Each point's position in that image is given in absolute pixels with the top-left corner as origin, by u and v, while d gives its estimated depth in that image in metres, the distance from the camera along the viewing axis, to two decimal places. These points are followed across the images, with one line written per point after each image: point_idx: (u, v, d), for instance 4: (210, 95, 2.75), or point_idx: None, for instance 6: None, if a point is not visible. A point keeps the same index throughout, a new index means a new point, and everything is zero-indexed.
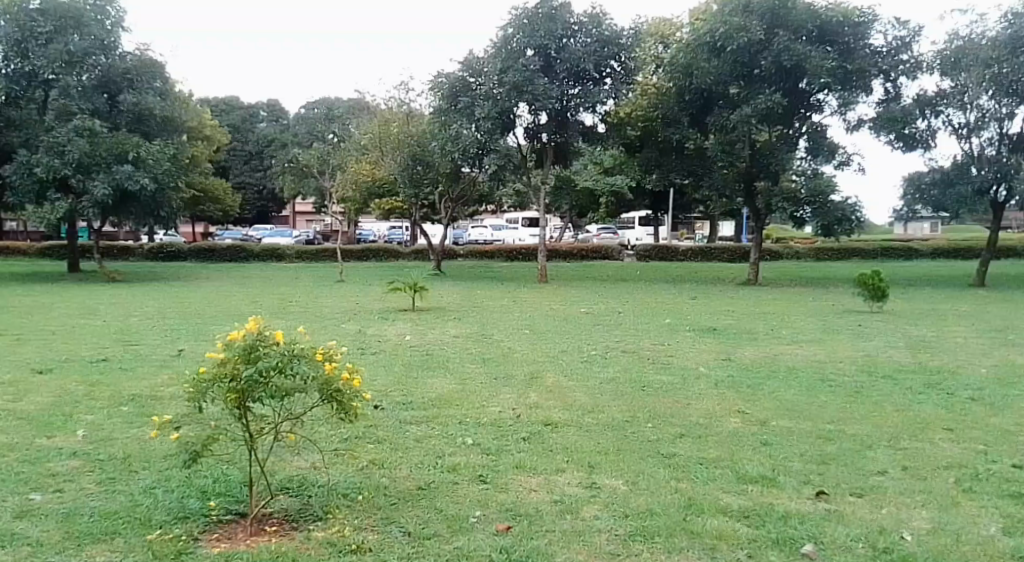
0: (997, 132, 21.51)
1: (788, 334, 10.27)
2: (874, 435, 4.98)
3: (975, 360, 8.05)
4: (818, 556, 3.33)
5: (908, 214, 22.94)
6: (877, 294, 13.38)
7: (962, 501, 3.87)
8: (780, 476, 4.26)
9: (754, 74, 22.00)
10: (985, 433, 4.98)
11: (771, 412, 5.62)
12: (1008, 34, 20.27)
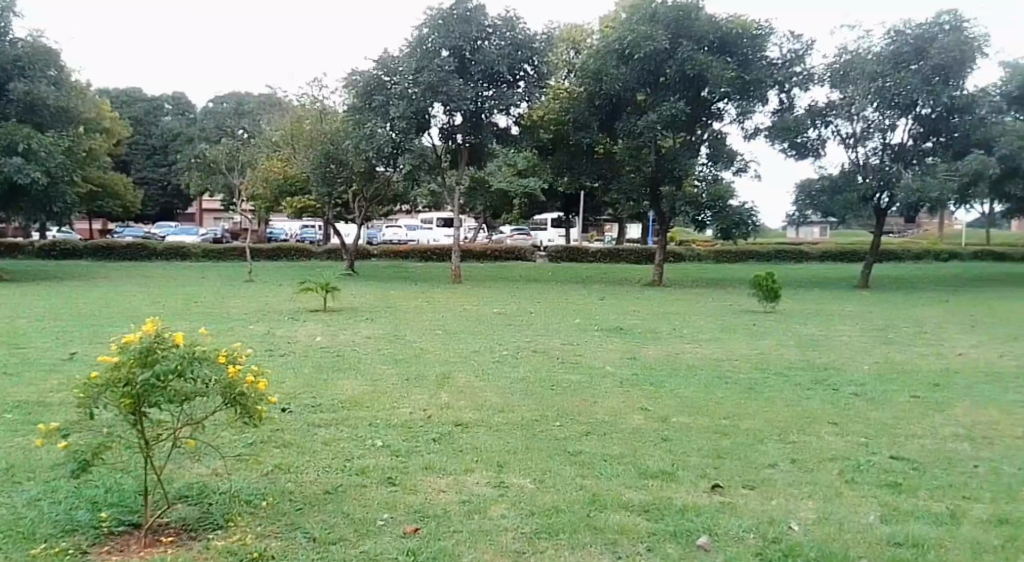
0: (881, 142, 22.86)
1: (690, 333, 10.66)
2: (767, 430, 5.23)
3: (857, 357, 8.60)
4: (714, 549, 3.46)
5: (800, 218, 24.62)
6: (770, 294, 14.05)
7: (845, 491, 4.11)
8: (680, 470, 4.41)
9: (658, 82, 23.11)
10: (865, 426, 5.31)
11: (673, 409, 5.81)
12: (891, 50, 21.89)
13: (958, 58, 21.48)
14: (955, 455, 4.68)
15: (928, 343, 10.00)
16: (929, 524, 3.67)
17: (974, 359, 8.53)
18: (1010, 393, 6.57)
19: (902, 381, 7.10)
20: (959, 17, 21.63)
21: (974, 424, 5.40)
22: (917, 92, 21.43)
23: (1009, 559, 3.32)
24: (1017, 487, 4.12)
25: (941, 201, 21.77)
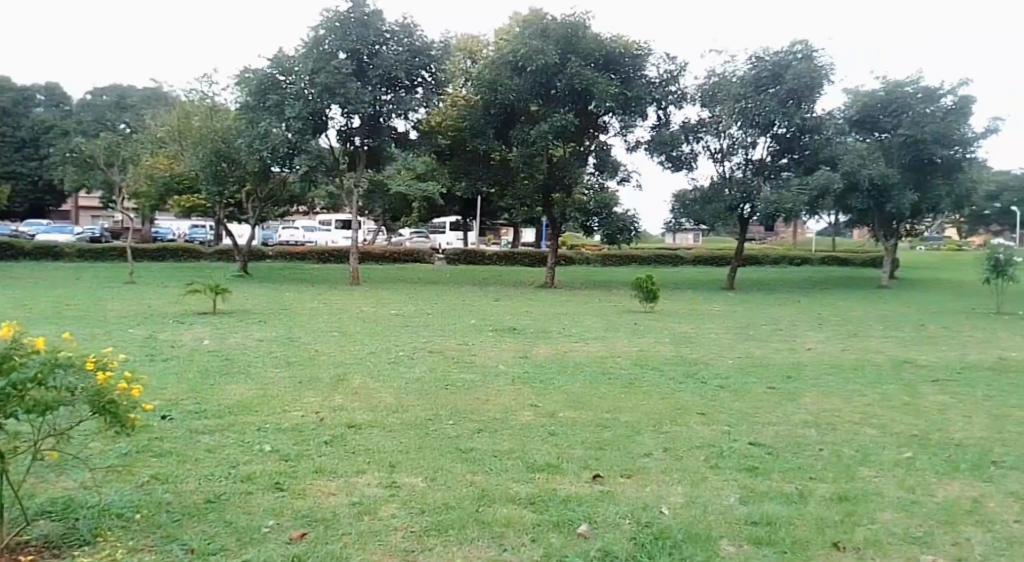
0: (744, 157, 24.64)
1: (577, 332, 11.09)
2: (644, 421, 5.58)
3: (726, 353, 9.28)
4: (592, 536, 3.69)
5: (675, 226, 25.83)
6: (650, 295, 14.80)
7: (710, 476, 4.48)
8: (564, 463, 4.65)
9: (550, 95, 23.87)
10: (729, 415, 5.78)
11: (560, 404, 6.08)
12: (753, 74, 23.68)
13: (810, 82, 23.08)
14: (806, 439, 5.19)
15: (787, 339, 10.93)
16: (781, 504, 4.08)
17: (825, 353, 9.42)
18: (852, 382, 7.34)
19: (763, 373, 7.75)
20: (810, 48, 23.37)
21: (821, 411, 6.01)
22: (774, 114, 23.21)
23: (847, 534, 3.76)
24: (856, 466, 4.64)
25: (795, 213, 23.42)
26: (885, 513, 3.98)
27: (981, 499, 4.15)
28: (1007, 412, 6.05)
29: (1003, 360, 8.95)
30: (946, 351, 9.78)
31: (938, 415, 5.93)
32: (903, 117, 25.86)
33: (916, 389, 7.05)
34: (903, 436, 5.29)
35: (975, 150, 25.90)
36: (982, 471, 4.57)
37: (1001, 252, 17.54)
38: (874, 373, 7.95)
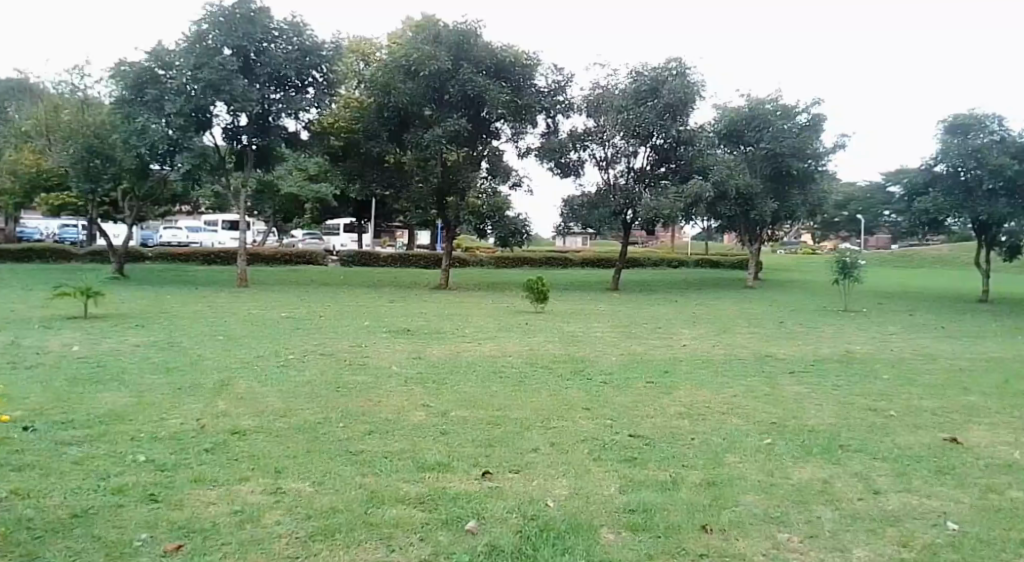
0: (626, 165, 25.89)
1: (468, 333, 11.23)
2: (532, 417, 5.77)
3: (611, 350, 9.71)
4: (480, 531, 3.81)
5: (565, 230, 26.73)
6: (540, 296, 15.22)
7: (592, 468, 4.70)
8: (453, 461, 4.74)
9: (443, 100, 23.80)
10: (612, 409, 6.07)
11: (451, 404, 6.17)
12: (634, 88, 24.76)
13: (685, 97, 24.54)
14: (680, 429, 5.55)
15: (665, 336, 11.56)
16: (657, 493, 4.37)
17: (699, 348, 10.05)
18: (722, 375, 7.88)
19: (643, 369, 8.17)
20: (684, 65, 24.73)
21: (695, 402, 6.42)
22: (653, 125, 24.40)
23: (715, 517, 4.08)
24: (724, 454, 5.02)
25: (673, 218, 24.71)
26: (748, 496, 4.35)
27: (830, 479, 4.61)
28: (853, 399, 6.72)
29: (851, 353, 9.90)
30: (804, 345, 10.67)
31: (795, 404, 6.50)
32: (764, 131, 27.58)
33: (777, 380, 7.67)
34: (765, 424, 5.76)
35: (826, 163, 27.96)
36: (832, 453, 5.06)
37: (851, 258, 19.14)
38: (741, 366, 8.57)
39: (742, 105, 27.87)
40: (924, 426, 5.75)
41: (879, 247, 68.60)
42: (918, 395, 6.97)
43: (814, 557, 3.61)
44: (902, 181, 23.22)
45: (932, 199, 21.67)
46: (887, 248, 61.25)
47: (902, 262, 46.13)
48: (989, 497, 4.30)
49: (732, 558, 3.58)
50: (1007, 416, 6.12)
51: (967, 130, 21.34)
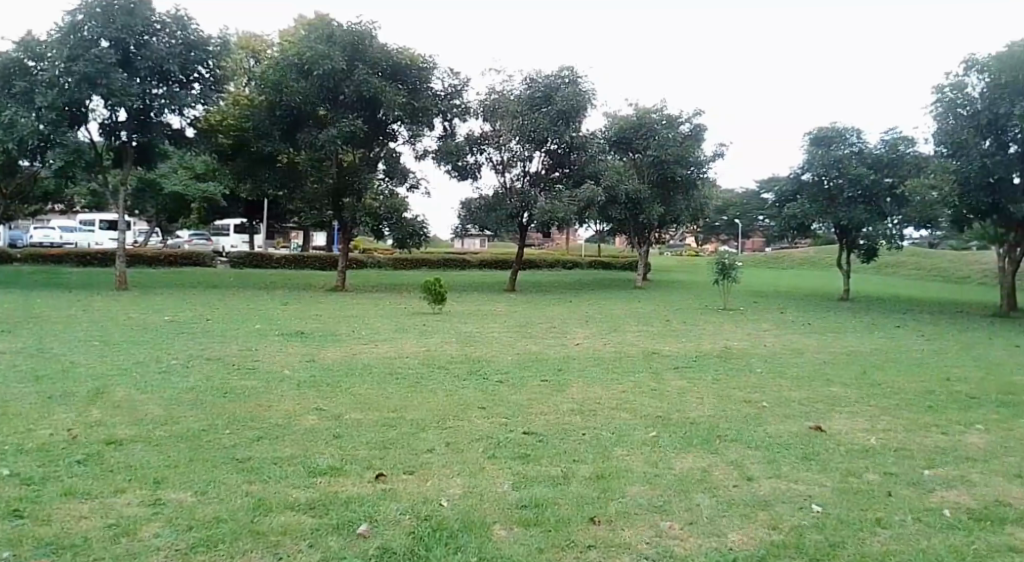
0: (522, 169, 26.29)
1: (365, 334, 11.14)
2: (427, 418, 5.83)
3: (507, 349, 9.91)
4: (371, 534, 3.82)
5: (463, 231, 27.25)
6: (437, 298, 15.36)
7: (486, 466, 4.80)
8: (346, 464, 4.73)
9: (339, 100, 23.64)
10: (507, 408, 6.21)
11: (345, 406, 6.15)
12: (528, 94, 25.26)
13: (577, 105, 25.07)
14: (572, 425, 5.75)
15: (559, 335, 11.89)
16: (548, 487, 4.52)
17: (591, 347, 10.40)
18: (612, 372, 8.20)
19: (538, 367, 8.39)
20: (576, 74, 25.23)
21: (587, 399, 6.67)
22: (548, 130, 24.84)
23: (603, 508, 4.26)
24: (612, 447, 5.24)
25: (566, 221, 25.38)
26: (634, 488, 4.56)
27: (709, 467, 4.89)
28: (732, 392, 7.16)
29: (731, 348, 10.53)
30: (686, 342, 11.29)
31: (679, 397, 6.86)
32: (651, 139, 28.52)
33: (662, 375, 8.07)
34: (651, 417, 6.06)
35: (706, 170, 29.41)
36: (711, 443, 5.39)
37: (730, 260, 20.18)
38: (630, 363, 8.95)
39: (629, 114, 28.92)
40: (793, 416, 6.21)
41: (755, 248, 72.98)
42: (787, 386, 7.51)
43: (693, 543, 3.83)
44: (774, 188, 24.83)
45: (799, 206, 23.27)
46: (764, 250, 65.26)
47: (774, 264, 49.35)
48: (849, 479, 4.69)
49: (618, 548, 3.75)
50: (864, 404, 6.70)
51: (829, 142, 22.83)
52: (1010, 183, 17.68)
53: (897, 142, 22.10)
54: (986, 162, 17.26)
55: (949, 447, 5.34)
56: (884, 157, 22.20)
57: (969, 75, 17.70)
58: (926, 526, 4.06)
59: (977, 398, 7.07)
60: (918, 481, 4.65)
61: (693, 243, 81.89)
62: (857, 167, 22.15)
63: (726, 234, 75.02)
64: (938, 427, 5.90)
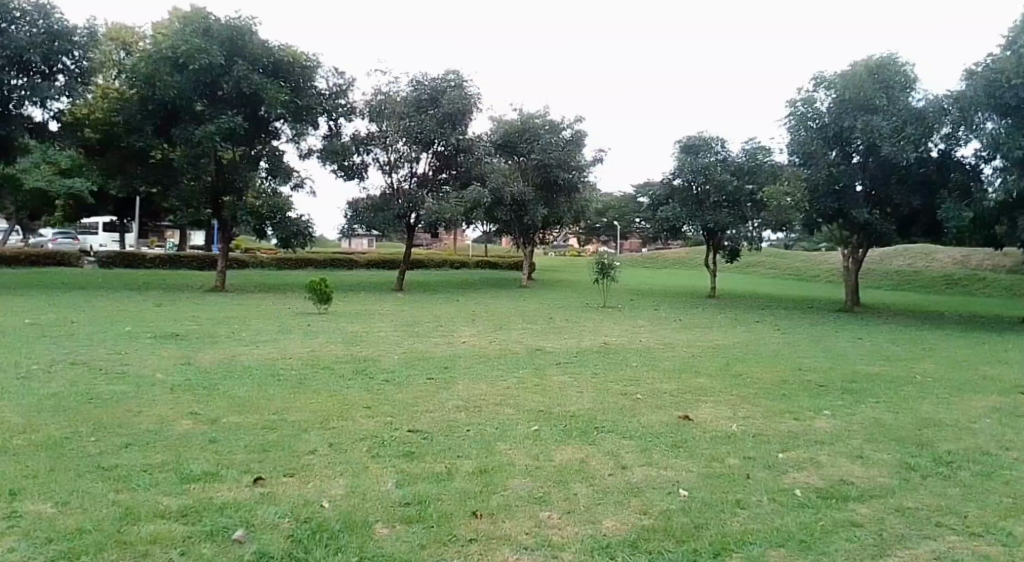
0: (410, 170, 26.70)
1: (245, 336, 10.92)
2: (310, 419, 5.86)
3: (393, 348, 9.99)
4: (248, 539, 3.77)
5: (349, 232, 27.21)
6: (323, 297, 15.21)
7: (369, 465, 4.87)
8: (222, 470, 4.68)
9: (217, 96, 23.40)
10: (393, 406, 6.34)
11: (223, 409, 6.09)
12: (414, 96, 25.79)
13: (463, 107, 26.07)
14: (456, 422, 5.90)
15: (445, 333, 12.06)
16: (431, 483, 4.61)
17: (477, 344, 10.60)
18: (496, 369, 8.46)
19: (424, 365, 8.54)
20: (461, 78, 26.24)
21: (472, 395, 6.88)
22: (433, 133, 25.49)
23: (484, 502, 4.37)
24: (495, 441, 5.43)
25: (454, 221, 26.17)
26: (516, 480, 4.71)
27: (586, 458, 5.14)
28: (610, 385, 7.56)
29: (609, 344, 11.01)
30: (567, 338, 11.73)
31: (560, 391, 7.18)
32: (534, 143, 29.08)
33: (544, 371, 8.40)
34: (532, 411, 6.31)
35: (587, 174, 29.87)
36: (589, 434, 5.67)
37: (608, 260, 21.01)
38: (515, 359, 9.23)
39: (514, 118, 29.44)
40: (664, 406, 6.63)
41: (631, 249, 75.73)
42: (660, 379, 7.98)
43: (569, 532, 4.00)
44: (648, 193, 25.98)
45: (671, 208, 24.35)
46: (644, 249, 67.94)
47: (653, 263, 51.39)
48: (713, 464, 5.04)
49: (497, 540, 3.86)
50: (727, 394, 7.24)
51: (696, 150, 24.09)
52: (854, 191, 18.80)
53: (756, 153, 23.67)
54: (832, 172, 18.58)
55: (800, 432, 5.85)
56: (745, 166, 23.71)
57: (818, 91, 19.21)
58: (781, 505, 4.41)
59: (824, 385, 7.76)
60: (774, 464, 5.07)
61: (573, 242, 84.09)
62: (720, 174, 23.43)
63: (606, 235, 77.38)
64: (792, 413, 6.45)
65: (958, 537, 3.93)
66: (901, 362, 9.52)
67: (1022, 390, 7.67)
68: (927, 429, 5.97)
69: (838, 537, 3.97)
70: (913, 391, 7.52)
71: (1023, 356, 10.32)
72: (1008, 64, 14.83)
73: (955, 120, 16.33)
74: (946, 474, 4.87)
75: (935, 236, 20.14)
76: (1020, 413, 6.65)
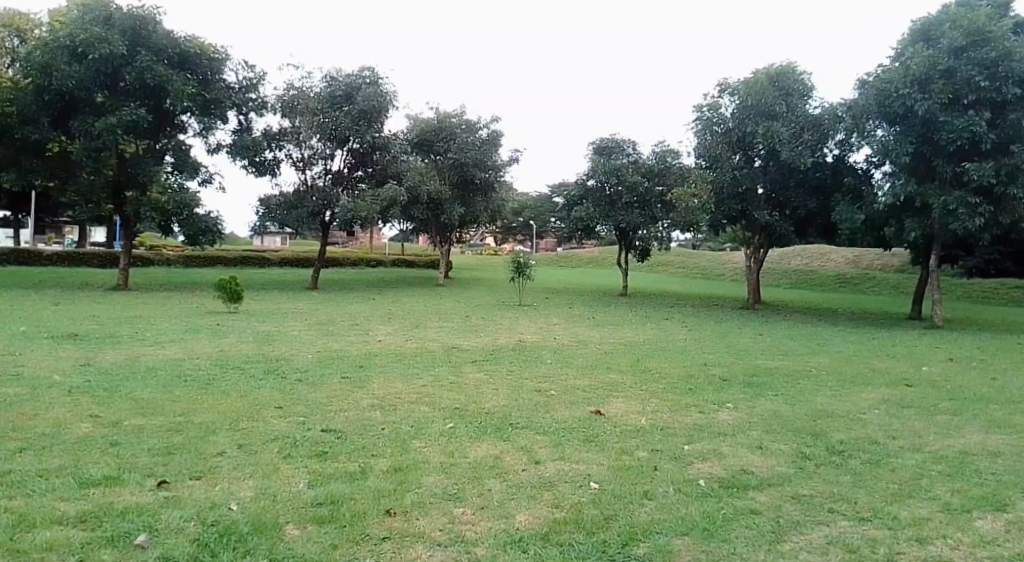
0: (324, 167, 26.44)
1: (151, 336, 10.56)
2: (219, 421, 5.76)
3: (306, 347, 9.88)
4: (150, 544, 3.66)
5: (261, 228, 26.83)
6: (234, 296, 14.85)
7: (280, 467, 4.83)
8: (124, 473, 4.56)
9: (118, 87, 22.57)
10: (305, 407, 6.31)
11: (125, 413, 5.92)
12: (328, 92, 25.61)
13: (379, 105, 25.94)
14: (369, 422, 5.91)
15: (361, 332, 11.98)
16: (344, 483, 4.59)
17: (392, 343, 10.58)
18: (412, 367, 8.50)
19: (338, 365, 8.51)
20: (377, 75, 26.17)
21: (386, 395, 6.92)
22: (348, 130, 25.30)
23: (398, 500, 4.38)
24: (411, 440, 5.47)
25: (370, 219, 25.93)
26: (430, 478, 4.74)
27: (500, 455, 5.23)
28: (525, 382, 7.73)
29: (524, 341, 11.17)
30: (481, 336, 11.87)
31: (475, 389, 7.30)
32: (451, 142, 28.86)
33: (460, 369, 8.49)
34: (448, 410, 6.40)
35: (503, 174, 30.07)
36: (504, 431, 5.78)
37: (524, 259, 21.30)
38: (432, 358, 9.29)
39: (430, 117, 29.17)
40: (576, 402, 6.82)
41: (548, 248, 76.30)
42: (573, 376, 8.20)
43: (482, 527, 4.05)
44: (563, 192, 26.23)
45: (585, 208, 24.71)
46: (563, 247, 68.76)
47: (567, 261, 51.88)
48: (622, 458, 5.22)
49: (410, 538, 3.87)
50: (637, 389, 7.50)
51: (609, 151, 24.61)
52: (755, 194, 19.67)
53: (664, 155, 24.37)
54: (736, 175, 19.34)
55: (705, 425, 6.11)
56: (654, 168, 24.45)
57: (723, 96, 19.87)
58: (685, 495, 4.58)
59: (726, 380, 8.14)
60: (679, 456, 5.28)
61: (491, 241, 84.16)
62: (632, 176, 24.01)
63: (523, 236, 77.62)
64: (698, 407, 6.74)
65: (848, 522, 4.18)
66: (798, 356, 10.05)
67: (906, 382, 8.23)
68: (821, 420, 6.33)
69: (739, 525, 4.15)
70: (809, 384, 7.95)
71: (907, 350, 11.08)
72: (896, 75, 15.69)
73: (848, 127, 17.15)
74: (837, 462, 5.18)
75: (829, 236, 21.35)
76: (903, 403, 7.14)
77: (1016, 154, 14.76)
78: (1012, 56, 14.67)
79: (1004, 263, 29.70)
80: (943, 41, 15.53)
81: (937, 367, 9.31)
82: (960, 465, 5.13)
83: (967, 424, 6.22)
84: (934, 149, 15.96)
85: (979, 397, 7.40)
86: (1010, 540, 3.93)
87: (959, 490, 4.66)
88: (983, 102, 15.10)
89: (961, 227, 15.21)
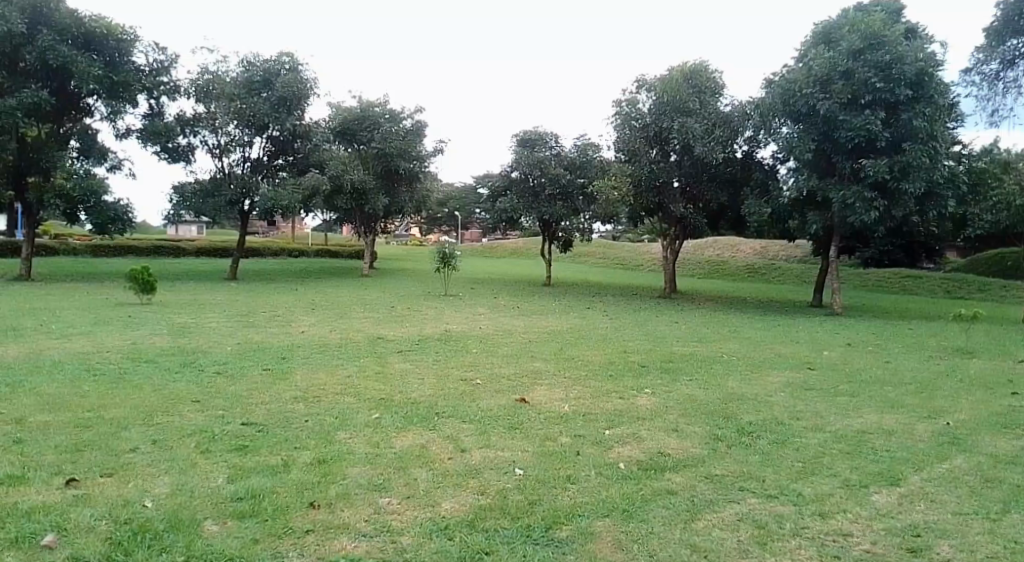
0: (242, 155, 25.58)
1: (57, 328, 9.96)
2: (130, 416, 5.55)
3: (224, 339, 9.59)
4: (58, 544, 3.53)
5: (176, 216, 25.62)
6: (146, 287, 14.22)
7: (198, 462, 4.69)
8: (29, 472, 4.36)
9: (17, 68, 21.26)
10: (225, 400, 6.15)
11: (30, 408, 5.63)
12: (245, 77, 24.86)
13: (299, 92, 25.20)
14: (293, 414, 5.86)
15: (282, 323, 11.72)
16: (265, 477, 4.50)
17: (315, 334, 10.42)
18: (337, 358, 8.43)
19: (259, 357, 8.33)
20: (296, 60, 25.51)
21: (310, 386, 6.83)
22: (267, 116, 24.56)
23: (321, 492, 4.32)
24: (335, 431, 5.44)
25: (291, 209, 25.20)
26: (354, 469, 4.71)
27: (426, 444, 5.26)
28: (450, 371, 7.78)
29: (451, 330, 11.20)
30: (406, 326, 11.80)
31: (400, 379, 7.31)
32: (374, 132, 28.50)
33: (386, 359, 8.46)
34: (373, 400, 6.38)
35: (428, 165, 29.76)
36: (430, 420, 5.82)
37: (449, 249, 21.22)
38: (356, 348, 9.17)
39: (353, 106, 28.63)
40: (501, 390, 6.95)
41: (474, 238, 75.70)
42: (498, 364, 8.32)
43: (408, 516, 4.06)
44: (487, 183, 26.35)
45: (509, 200, 24.94)
46: (492, 238, 68.82)
47: (492, 253, 51.86)
48: (546, 444, 5.35)
49: (335, 529, 3.85)
50: (560, 377, 7.67)
51: (532, 144, 24.70)
52: (671, 187, 20.33)
53: (586, 148, 24.72)
54: (653, 169, 19.96)
55: (625, 410, 6.34)
56: (576, 161, 24.76)
57: (641, 92, 20.36)
58: (605, 478, 4.73)
59: (645, 366, 8.43)
60: (601, 441, 5.46)
61: (415, 231, 83.19)
62: (555, 168, 24.32)
63: (448, 225, 76.64)
64: (619, 393, 6.97)
65: (758, 500, 4.43)
66: (711, 343, 10.52)
67: (809, 366, 8.74)
68: (732, 402, 6.67)
69: (655, 505, 4.33)
70: (720, 369, 8.34)
71: (813, 336, 11.75)
72: (801, 75, 16.77)
73: (755, 124, 18.11)
74: (747, 443, 5.47)
75: (740, 227, 22.28)
76: (807, 386, 7.59)
77: (907, 152, 15.73)
78: (903, 59, 15.67)
79: (897, 253, 31.61)
80: (843, 43, 16.53)
81: (838, 351, 9.93)
82: (858, 444, 5.51)
83: (862, 405, 6.68)
84: (834, 146, 16.90)
85: (873, 379, 7.96)
86: (902, 512, 4.26)
87: (858, 467, 5.01)
88: (878, 103, 16.06)
89: (859, 220, 16.18)
